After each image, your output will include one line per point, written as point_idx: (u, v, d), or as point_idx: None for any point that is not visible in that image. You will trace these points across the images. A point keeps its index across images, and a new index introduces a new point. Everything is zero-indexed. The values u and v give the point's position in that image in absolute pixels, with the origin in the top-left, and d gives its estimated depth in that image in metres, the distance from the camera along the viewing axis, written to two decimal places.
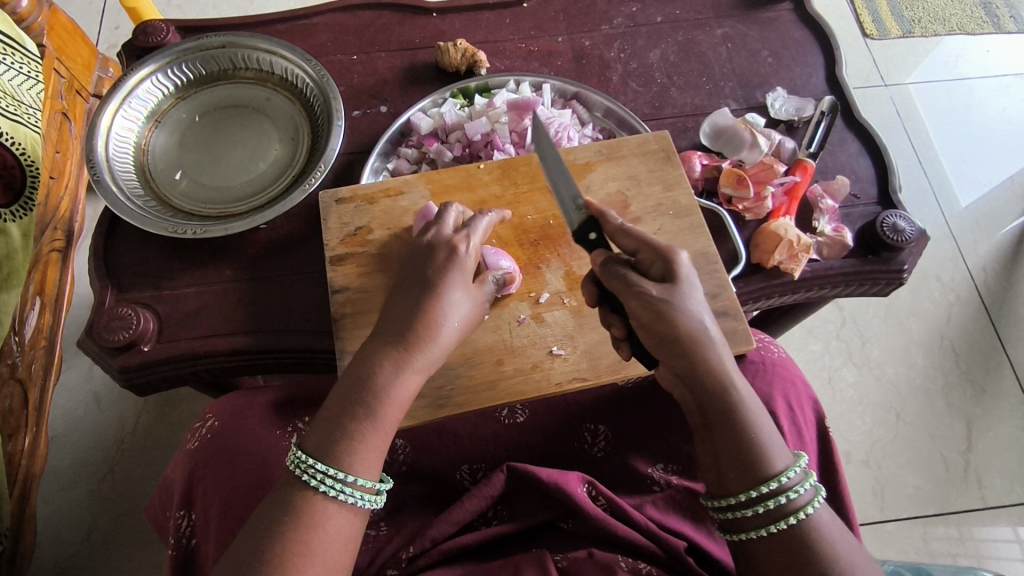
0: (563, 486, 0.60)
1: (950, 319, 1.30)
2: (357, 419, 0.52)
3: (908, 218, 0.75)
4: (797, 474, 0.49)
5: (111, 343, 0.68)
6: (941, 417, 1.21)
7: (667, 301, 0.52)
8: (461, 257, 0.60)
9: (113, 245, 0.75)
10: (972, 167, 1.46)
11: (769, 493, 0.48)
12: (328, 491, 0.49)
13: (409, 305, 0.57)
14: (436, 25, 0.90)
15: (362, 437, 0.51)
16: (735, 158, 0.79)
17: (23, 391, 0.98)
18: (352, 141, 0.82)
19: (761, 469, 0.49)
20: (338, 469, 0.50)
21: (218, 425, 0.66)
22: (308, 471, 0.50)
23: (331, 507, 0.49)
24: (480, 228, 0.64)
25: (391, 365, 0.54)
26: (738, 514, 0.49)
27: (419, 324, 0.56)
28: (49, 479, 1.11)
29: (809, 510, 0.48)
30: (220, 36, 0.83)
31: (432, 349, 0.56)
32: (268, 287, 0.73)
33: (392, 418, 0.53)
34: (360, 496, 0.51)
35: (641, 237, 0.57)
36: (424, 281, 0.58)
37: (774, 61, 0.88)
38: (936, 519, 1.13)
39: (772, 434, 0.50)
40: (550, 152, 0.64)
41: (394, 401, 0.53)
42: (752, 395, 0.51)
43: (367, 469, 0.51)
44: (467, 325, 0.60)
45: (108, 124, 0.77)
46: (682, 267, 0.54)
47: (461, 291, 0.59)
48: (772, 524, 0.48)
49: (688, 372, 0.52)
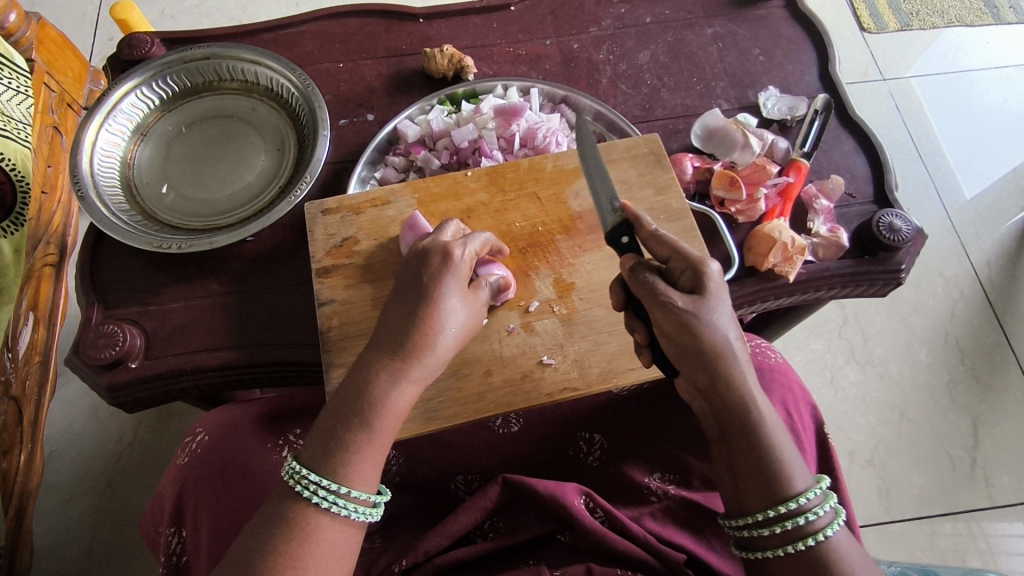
0: (559, 498, 0.58)
1: (954, 315, 1.28)
2: (351, 427, 0.51)
3: (904, 216, 0.73)
4: (817, 495, 0.47)
5: (97, 360, 0.67)
6: (947, 415, 1.20)
7: (694, 312, 0.50)
8: (455, 259, 0.57)
9: (99, 261, 0.75)
10: (973, 160, 1.44)
11: (788, 513, 0.46)
12: (322, 502, 0.49)
13: (407, 312, 0.55)
14: (423, 31, 0.89)
15: (357, 449, 0.50)
16: (727, 160, 0.78)
17: (18, 408, 0.97)
18: (340, 150, 0.81)
19: (781, 489, 0.47)
20: (333, 481, 0.49)
21: (207, 440, 0.64)
22: (302, 482, 0.49)
23: (324, 519, 0.48)
24: (479, 239, 0.61)
25: (388, 376, 0.52)
26: (755, 533, 0.48)
27: (416, 333, 0.54)
28: (48, 494, 1.10)
29: (828, 533, 0.46)
30: (204, 48, 0.83)
31: (428, 361, 0.54)
32: (256, 301, 0.73)
33: (386, 430, 0.52)
34: (354, 508, 0.50)
35: (673, 245, 0.55)
36: (419, 287, 0.56)
37: (766, 60, 0.87)
38: (943, 518, 1.12)
39: (793, 455, 0.48)
40: (593, 158, 0.64)
41: (390, 412, 0.52)
42: (774, 414, 0.49)
43: (363, 480, 0.50)
44: (464, 334, 0.57)
45: (92, 139, 0.77)
46: (715, 278, 0.53)
47: (456, 297, 0.56)
48: (789, 545, 0.46)
49: (710, 385, 0.50)
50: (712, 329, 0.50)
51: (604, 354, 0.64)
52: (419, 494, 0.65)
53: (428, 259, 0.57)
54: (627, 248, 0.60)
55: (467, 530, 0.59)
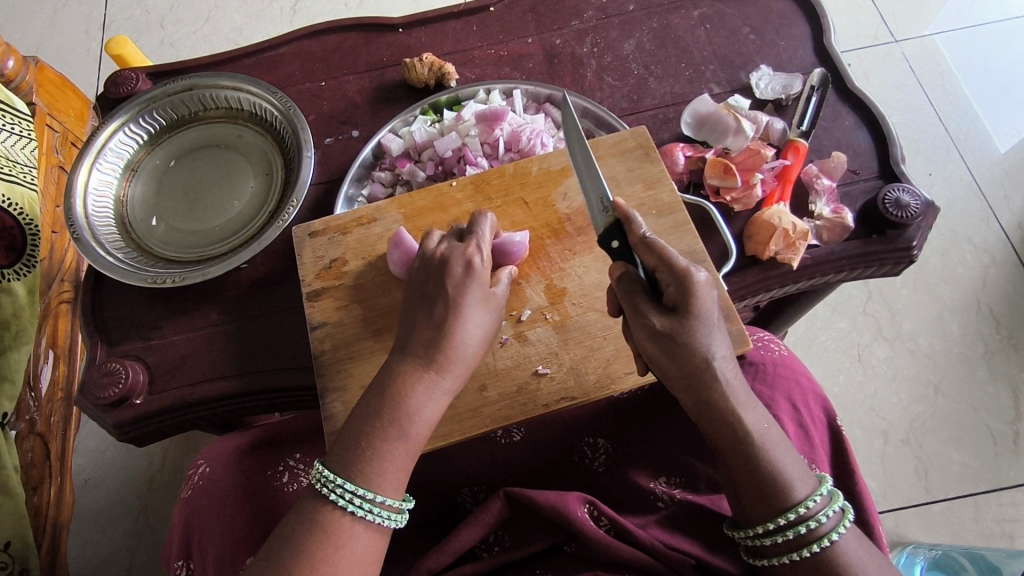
0: (561, 509, 0.57)
1: (987, 282, 1.22)
2: (385, 435, 0.51)
3: (913, 190, 0.69)
4: (819, 501, 0.48)
5: (103, 400, 0.68)
6: (984, 387, 1.14)
7: (673, 335, 0.49)
8: (476, 268, 0.58)
9: (101, 301, 0.76)
10: (998, 118, 1.37)
11: (794, 520, 0.47)
12: (356, 510, 0.49)
13: (434, 321, 0.56)
14: (403, 41, 0.88)
15: (392, 457, 0.51)
16: (720, 146, 0.75)
17: (44, 444, 1.00)
18: (327, 169, 0.81)
19: (781, 499, 0.48)
20: (366, 488, 0.49)
21: (210, 472, 0.64)
22: (336, 490, 0.49)
23: (358, 527, 0.49)
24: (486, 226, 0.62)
25: (423, 388, 0.53)
26: (761, 542, 0.48)
27: (445, 344, 0.54)
28: (84, 523, 1.13)
29: (834, 536, 0.46)
30: (186, 80, 0.84)
31: (458, 370, 0.55)
32: (253, 328, 0.72)
33: (419, 439, 0.52)
34: (386, 515, 0.50)
35: (661, 253, 0.52)
36: (443, 297, 0.56)
37: (756, 38, 0.83)
38: (987, 497, 1.07)
39: (790, 465, 0.49)
40: (581, 156, 0.62)
41: (423, 421, 0.53)
42: (765, 425, 0.49)
43: (394, 487, 0.51)
44: (485, 343, 0.58)
45: (84, 181, 0.78)
46: (702, 290, 0.50)
47: (478, 306, 0.57)
48: (796, 551, 0.47)
49: (696, 406, 0.50)
50: (693, 351, 0.49)
51: (600, 359, 0.63)
52: (425, 510, 0.64)
53: (448, 268, 0.58)
54: (620, 252, 0.58)
55: (472, 546, 0.58)
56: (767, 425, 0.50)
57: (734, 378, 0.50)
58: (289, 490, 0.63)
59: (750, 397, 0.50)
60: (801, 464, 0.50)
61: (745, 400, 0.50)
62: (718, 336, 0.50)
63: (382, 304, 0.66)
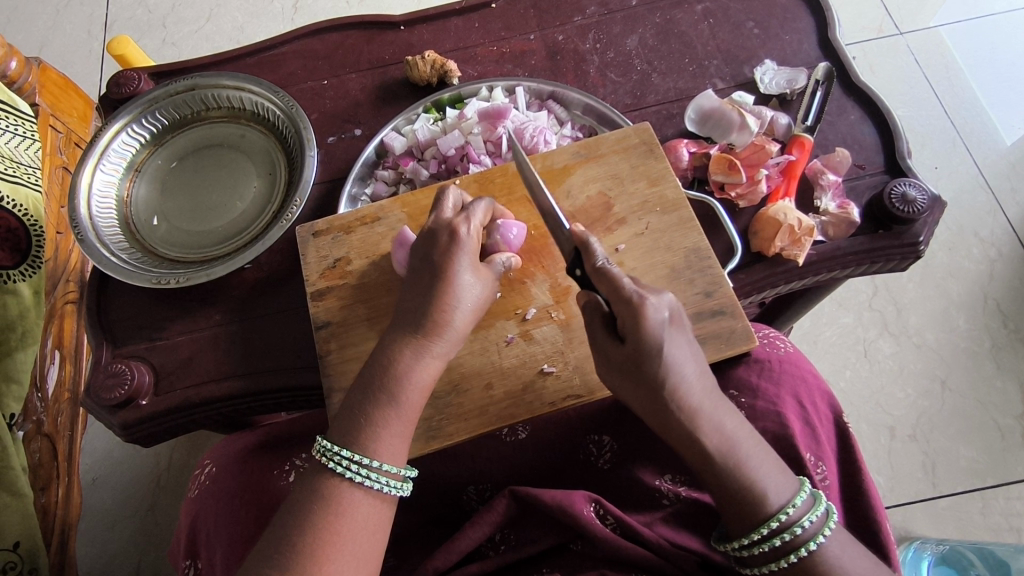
0: (567, 508, 0.56)
1: (993, 276, 1.21)
2: (380, 404, 0.53)
3: (919, 185, 0.69)
4: (799, 508, 0.50)
5: (108, 401, 0.68)
6: (991, 382, 1.14)
7: (632, 368, 0.51)
8: (462, 236, 0.58)
9: (105, 302, 0.76)
10: (1004, 111, 1.36)
11: (776, 529, 0.49)
12: (354, 476, 0.51)
13: (422, 291, 0.57)
14: (405, 38, 0.87)
15: (385, 423, 0.53)
16: (725, 142, 0.74)
17: (51, 445, 1.00)
18: (329, 168, 0.80)
19: (760, 511, 0.50)
20: (363, 455, 0.51)
21: (216, 472, 0.65)
22: (333, 458, 0.51)
23: (358, 493, 0.51)
24: (481, 211, 0.61)
25: (410, 352, 0.55)
26: (746, 553, 0.51)
27: (433, 310, 0.56)
28: (92, 522, 1.14)
29: (817, 542, 0.48)
30: (188, 80, 0.84)
31: (448, 335, 0.56)
32: (257, 329, 0.72)
33: (413, 403, 0.54)
34: (385, 482, 0.52)
35: (612, 282, 0.52)
36: (431, 267, 0.57)
37: (760, 32, 0.83)
38: (995, 491, 1.06)
39: (765, 472, 0.50)
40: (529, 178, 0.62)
41: (414, 385, 0.54)
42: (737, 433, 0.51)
43: (390, 453, 0.53)
44: (481, 308, 0.59)
45: (88, 183, 0.78)
46: (652, 321, 0.50)
47: (470, 273, 0.58)
48: (779, 560, 0.49)
49: (662, 428, 0.52)
50: (647, 383, 0.51)
51: None
52: (431, 508, 0.64)
53: (434, 240, 0.59)
54: (584, 279, 0.58)
55: (479, 544, 0.58)
56: (743, 435, 0.51)
57: (699, 399, 0.51)
58: (286, 491, 0.61)
59: (717, 418, 0.51)
60: (781, 468, 0.52)
61: (705, 423, 0.51)
62: (680, 361, 0.51)
63: (386, 304, 0.66)
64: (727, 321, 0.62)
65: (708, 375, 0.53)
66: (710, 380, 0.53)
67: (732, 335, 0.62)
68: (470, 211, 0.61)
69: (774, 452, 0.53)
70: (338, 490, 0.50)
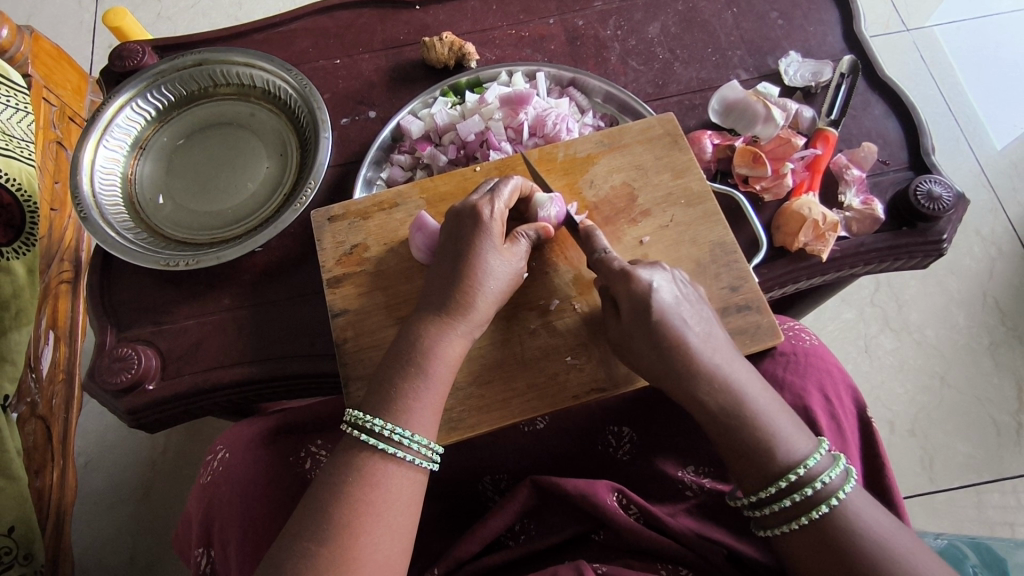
0: (591, 498, 0.56)
1: (993, 275, 1.22)
2: (409, 376, 0.53)
3: (944, 182, 0.68)
4: (818, 462, 0.50)
5: (113, 385, 0.66)
6: (989, 379, 1.15)
7: (638, 318, 0.54)
8: (486, 218, 0.58)
9: (109, 282, 0.74)
10: (1008, 110, 1.37)
11: (789, 487, 0.49)
12: (386, 447, 0.50)
13: (446, 273, 0.57)
14: (420, 19, 0.85)
15: (417, 395, 0.52)
16: (750, 134, 0.73)
17: (46, 427, 0.98)
18: (342, 150, 0.78)
19: (772, 468, 0.50)
20: (395, 425, 0.51)
21: (229, 457, 0.63)
22: (365, 429, 0.51)
23: (391, 464, 0.50)
24: (509, 190, 0.60)
25: (435, 328, 0.55)
26: (763, 512, 0.50)
27: (459, 290, 0.56)
28: (86, 506, 1.11)
29: (839, 498, 0.48)
30: (196, 54, 0.81)
31: (473, 316, 0.56)
32: (269, 313, 0.70)
33: (441, 376, 0.54)
34: (417, 453, 0.51)
35: (606, 266, 0.57)
36: (457, 250, 0.58)
37: (784, 23, 0.81)
38: (990, 486, 1.08)
39: (783, 422, 0.51)
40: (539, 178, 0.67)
41: (441, 359, 0.54)
42: (746, 386, 0.52)
43: (424, 426, 0.52)
44: (507, 290, 0.59)
45: (91, 159, 0.75)
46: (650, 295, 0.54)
47: (495, 257, 0.57)
48: (797, 519, 0.49)
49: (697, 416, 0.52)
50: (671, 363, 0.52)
51: None
52: (446, 500, 0.63)
53: (461, 223, 0.58)
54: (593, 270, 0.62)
55: (499, 533, 0.57)
56: (755, 391, 0.52)
57: (710, 357, 0.52)
58: (307, 479, 0.61)
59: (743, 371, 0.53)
60: (800, 427, 0.52)
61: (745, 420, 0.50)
62: (686, 322, 0.54)
63: (406, 292, 0.65)
64: (752, 316, 0.61)
65: (720, 338, 0.54)
66: (744, 376, 0.52)
67: (757, 331, 0.61)
68: (495, 192, 0.60)
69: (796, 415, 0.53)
70: (358, 481, 0.49)
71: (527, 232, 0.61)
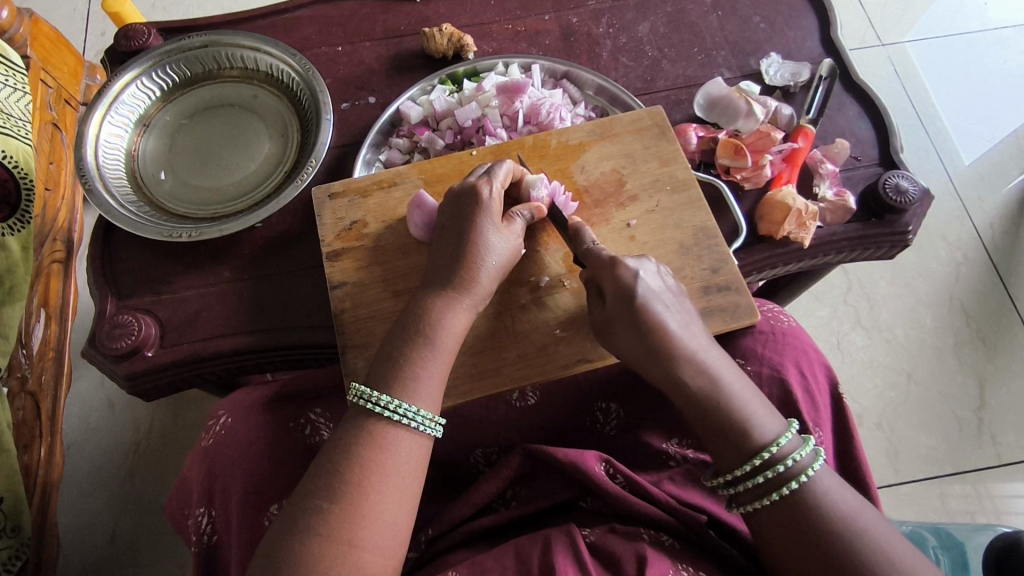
0: (580, 466, 0.58)
1: (959, 278, 1.28)
2: (416, 345, 0.56)
3: (911, 177, 0.73)
4: (790, 441, 0.52)
5: (113, 351, 0.68)
6: (953, 376, 1.20)
7: (624, 303, 0.57)
8: (485, 199, 0.61)
9: (110, 254, 0.75)
10: (976, 123, 1.44)
11: (761, 465, 0.51)
12: (393, 416, 0.52)
13: (450, 251, 0.60)
14: (421, 11, 0.88)
15: (424, 364, 0.55)
16: (732, 128, 0.78)
17: (35, 403, 0.98)
18: (343, 133, 0.81)
19: (750, 449, 0.52)
20: (401, 397, 0.53)
21: (230, 422, 0.64)
22: (372, 400, 0.52)
23: (398, 432, 0.52)
24: (503, 171, 0.64)
25: (441, 302, 0.58)
26: (739, 488, 0.52)
27: (463, 266, 0.59)
28: (67, 486, 1.11)
29: (810, 473, 0.50)
30: (202, 36, 0.83)
31: (476, 291, 0.59)
32: (268, 287, 0.73)
33: (447, 346, 0.57)
34: (421, 421, 0.53)
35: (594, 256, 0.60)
36: (459, 228, 0.61)
37: (766, 27, 0.86)
38: (952, 478, 1.13)
39: (749, 406, 0.53)
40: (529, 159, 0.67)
41: (447, 330, 0.57)
42: (721, 370, 0.54)
43: (428, 397, 0.54)
44: (506, 266, 0.62)
45: (96, 133, 0.77)
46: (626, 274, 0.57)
47: (495, 234, 0.61)
48: (772, 492, 0.50)
49: (695, 412, 0.54)
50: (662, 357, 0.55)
51: None
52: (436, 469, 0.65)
53: (462, 204, 0.62)
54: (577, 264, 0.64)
55: (490, 499, 0.60)
56: (743, 396, 0.54)
57: (688, 342, 0.56)
58: (311, 447, 0.63)
59: (735, 372, 0.55)
60: (770, 411, 0.54)
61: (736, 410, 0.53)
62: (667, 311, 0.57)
63: (404, 266, 0.67)
64: (731, 296, 0.65)
65: (696, 330, 0.57)
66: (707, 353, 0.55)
67: (736, 310, 0.65)
68: (491, 174, 0.63)
69: (767, 401, 0.56)
70: (361, 442, 0.51)
71: (523, 211, 0.64)
